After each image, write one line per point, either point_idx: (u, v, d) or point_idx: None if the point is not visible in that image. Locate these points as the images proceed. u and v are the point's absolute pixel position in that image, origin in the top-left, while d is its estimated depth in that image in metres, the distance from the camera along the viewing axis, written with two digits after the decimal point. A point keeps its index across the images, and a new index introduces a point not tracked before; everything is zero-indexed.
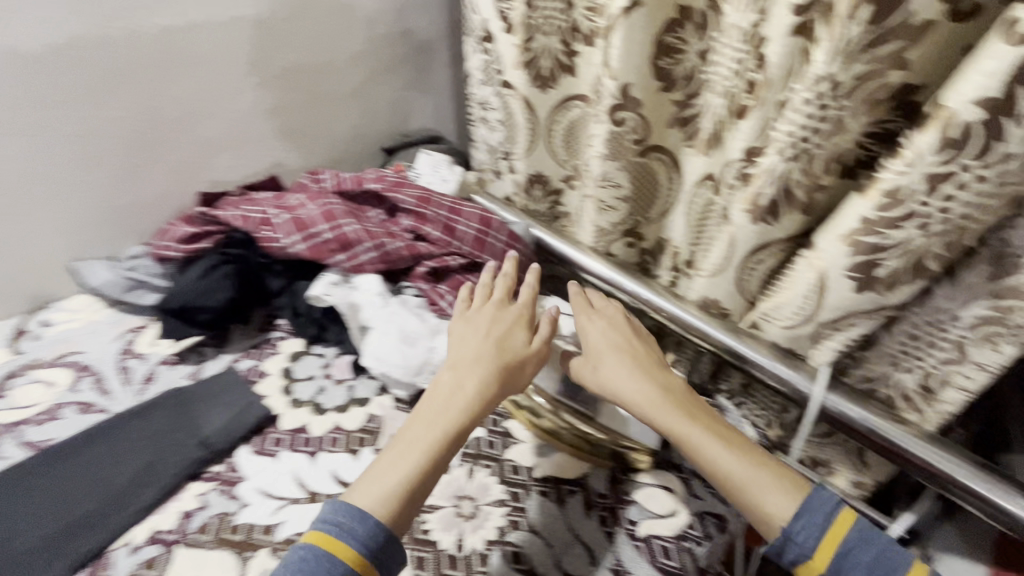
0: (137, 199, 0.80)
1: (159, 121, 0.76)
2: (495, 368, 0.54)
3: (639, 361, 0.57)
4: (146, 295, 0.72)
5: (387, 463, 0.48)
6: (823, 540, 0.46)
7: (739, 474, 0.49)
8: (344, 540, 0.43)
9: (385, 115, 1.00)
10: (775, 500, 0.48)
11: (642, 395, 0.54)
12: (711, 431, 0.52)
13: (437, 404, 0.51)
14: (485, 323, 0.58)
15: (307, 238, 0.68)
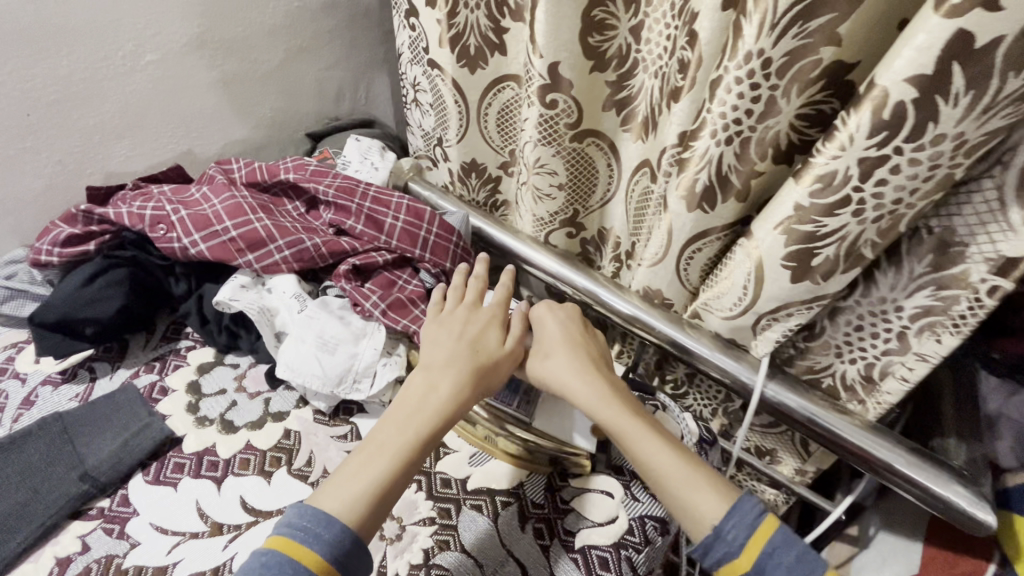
0: (16, 196, 0.71)
1: (33, 106, 0.66)
2: (472, 367, 0.51)
3: (590, 358, 0.54)
4: (26, 305, 0.63)
5: (355, 467, 0.44)
6: (752, 537, 0.42)
7: (677, 472, 0.46)
8: (309, 546, 0.39)
9: (311, 98, 0.92)
10: (709, 500, 0.44)
11: (587, 390, 0.51)
12: (651, 429, 0.49)
13: (410, 403, 0.48)
14: (460, 324, 0.54)
15: (209, 237, 0.61)
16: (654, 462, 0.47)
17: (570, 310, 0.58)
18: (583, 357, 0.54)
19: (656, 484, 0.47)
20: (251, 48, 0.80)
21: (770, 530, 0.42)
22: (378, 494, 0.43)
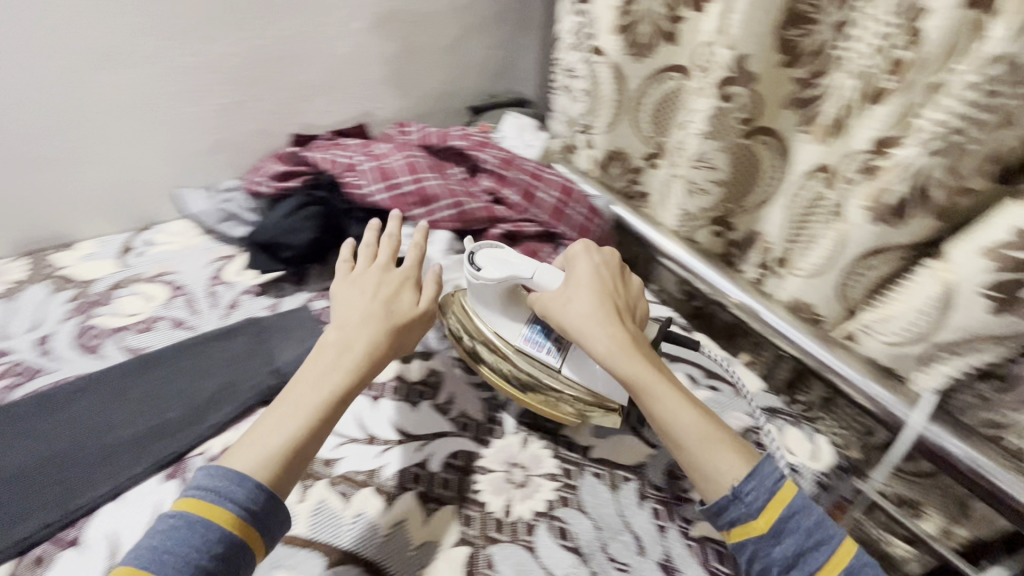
0: (239, 134, 0.82)
1: (265, 60, 0.77)
2: (386, 326, 0.49)
3: (611, 304, 0.52)
4: (237, 227, 0.75)
5: (265, 428, 0.42)
6: (771, 502, 0.42)
7: (697, 430, 0.45)
8: (221, 504, 0.37)
9: (473, 74, 0.98)
10: (727, 461, 0.44)
11: (608, 337, 0.49)
12: (668, 384, 0.48)
13: (323, 363, 0.45)
14: (371, 284, 0.53)
15: (389, 188, 0.68)
16: (671, 419, 0.46)
17: (606, 257, 0.56)
18: (606, 303, 0.51)
19: (672, 442, 0.46)
20: (433, 23, 0.87)
21: (790, 496, 0.43)
22: (295, 450, 0.41)
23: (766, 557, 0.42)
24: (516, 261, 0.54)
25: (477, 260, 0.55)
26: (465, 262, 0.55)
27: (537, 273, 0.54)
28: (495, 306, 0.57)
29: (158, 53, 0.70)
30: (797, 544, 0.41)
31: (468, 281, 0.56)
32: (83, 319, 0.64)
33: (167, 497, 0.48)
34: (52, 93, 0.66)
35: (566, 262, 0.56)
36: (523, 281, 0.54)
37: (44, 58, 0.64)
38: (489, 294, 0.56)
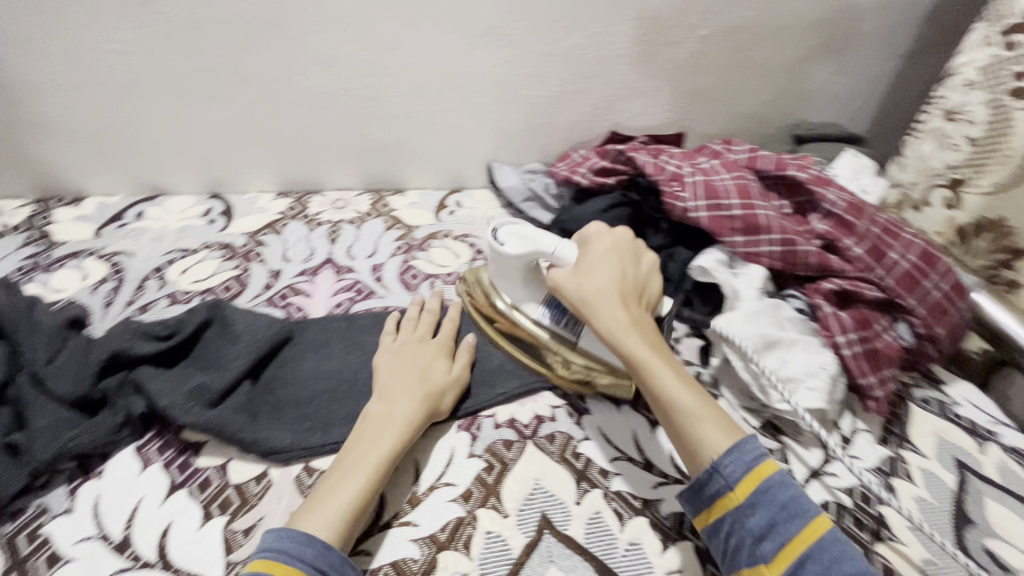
0: (559, 122, 0.83)
1: (606, 57, 0.77)
2: (424, 394, 0.50)
3: (621, 283, 0.50)
4: (538, 209, 0.80)
5: (323, 490, 0.42)
6: (748, 474, 0.40)
7: (689, 408, 0.43)
8: (293, 562, 0.38)
9: (802, 99, 0.88)
10: (716, 439, 0.42)
11: (616, 313, 0.48)
12: (664, 359, 0.46)
13: (367, 435, 0.46)
14: (408, 359, 0.53)
15: (713, 207, 0.63)
16: (665, 395, 0.44)
17: (618, 237, 0.53)
18: (615, 278, 0.50)
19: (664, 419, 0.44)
20: (784, 39, 0.79)
21: (767, 471, 0.40)
22: (353, 512, 0.42)
23: (743, 530, 0.39)
24: (538, 236, 0.52)
25: (502, 235, 0.54)
26: (489, 237, 0.54)
27: (560, 248, 0.53)
28: (517, 282, 0.55)
29: (528, 39, 0.72)
30: (771, 518, 0.38)
31: (492, 256, 0.55)
32: (406, 259, 0.73)
33: (460, 447, 0.51)
34: (435, 63, 0.72)
35: (580, 241, 0.54)
36: (545, 255, 0.53)
37: (447, 32, 0.70)
38: (511, 270, 0.54)
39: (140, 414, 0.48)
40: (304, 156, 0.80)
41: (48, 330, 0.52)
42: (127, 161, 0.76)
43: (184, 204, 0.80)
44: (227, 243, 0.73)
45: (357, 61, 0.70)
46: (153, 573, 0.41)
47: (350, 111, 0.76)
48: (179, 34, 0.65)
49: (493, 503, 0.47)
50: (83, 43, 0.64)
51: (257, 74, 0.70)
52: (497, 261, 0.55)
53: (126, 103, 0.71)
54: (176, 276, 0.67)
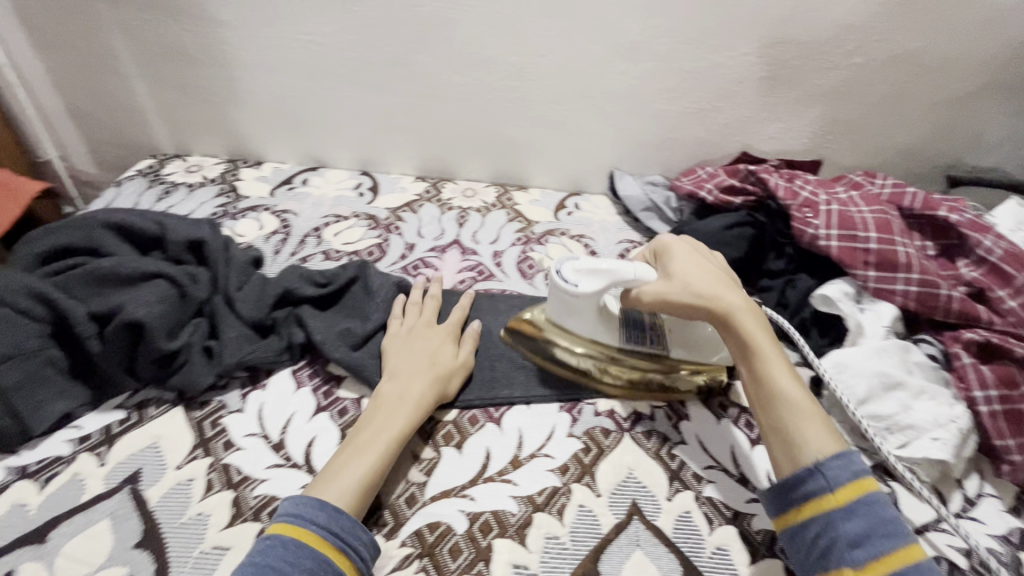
0: (687, 138, 0.84)
1: (747, 78, 0.77)
2: (433, 376, 0.53)
3: (730, 277, 0.52)
4: (655, 220, 0.80)
5: (340, 463, 0.46)
6: (853, 483, 0.41)
7: (800, 403, 0.45)
8: (307, 527, 0.41)
9: (960, 138, 0.81)
10: (830, 437, 0.43)
11: (737, 299, 0.49)
12: (779, 354, 0.47)
13: (379, 413, 0.50)
14: (418, 344, 0.56)
15: (846, 238, 0.62)
16: (783, 387, 0.45)
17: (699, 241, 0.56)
18: (724, 273, 0.52)
19: (777, 411, 0.45)
20: (947, 73, 0.75)
21: (872, 487, 0.41)
22: (368, 482, 0.45)
23: (834, 535, 0.40)
24: (608, 268, 0.51)
25: (570, 274, 0.53)
26: (559, 281, 0.53)
27: (638, 272, 0.51)
28: (593, 316, 0.55)
29: (671, 54, 0.75)
30: (867, 528, 0.39)
31: (565, 296, 0.54)
32: (524, 250, 0.78)
33: (560, 425, 0.55)
34: (577, 72, 0.77)
35: (658, 246, 0.55)
36: (625, 283, 0.52)
37: (593, 44, 0.74)
38: (588, 305, 0.54)
39: (299, 344, 0.57)
40: (444, 146, 0.88)
41: (239, 262, 0.62)
42: (301, 135, 0.89)
43: (340, 176, 0.90)
44: (372, 214, 0.82)
45: (508, 65, 0.77)
46: (299, 473, 0.48)
47: (491, 109, 0.83)
48: (363, 30, 0.76)
49: (587, 481, 0.50)
50: (288, 34, 0.77)
51: (419, 70, 0.79)
52: (565, 298, 0.54)
53: (309, 86, 0.83)
54: (330, 237, 0.77)
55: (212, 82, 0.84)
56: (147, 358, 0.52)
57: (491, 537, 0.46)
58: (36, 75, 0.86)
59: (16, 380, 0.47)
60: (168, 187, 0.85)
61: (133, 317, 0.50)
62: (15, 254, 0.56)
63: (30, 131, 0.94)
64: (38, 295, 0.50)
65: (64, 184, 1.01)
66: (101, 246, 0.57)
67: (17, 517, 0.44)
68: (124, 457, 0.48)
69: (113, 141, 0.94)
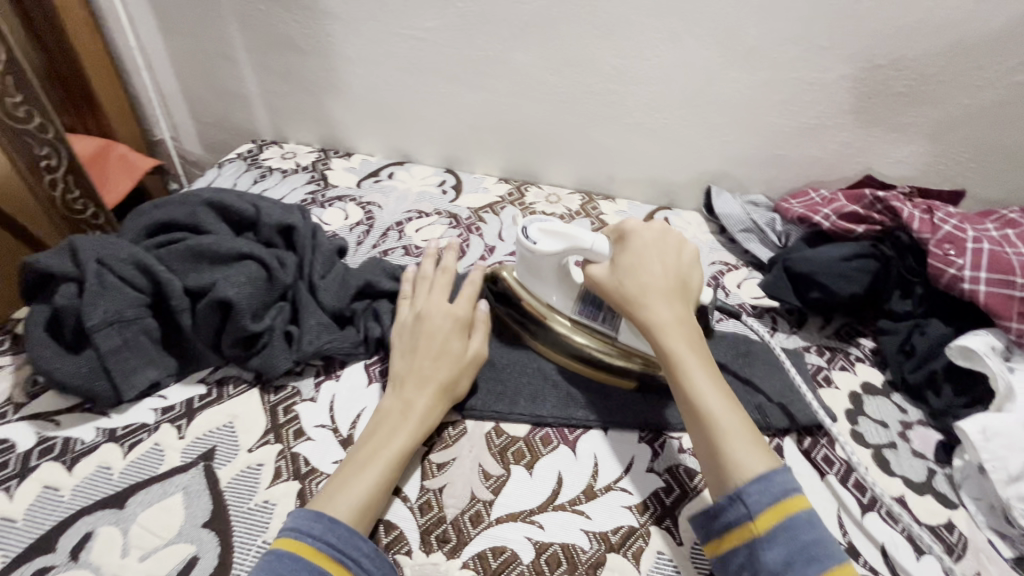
0: (799, 156, 0.76)
1: (879, 94, 0.69)
2: (436, 388, 0.49)
3: (670, 281, 0.48)
4: (755, 243, 0.73)
5: (340, 480, 0.43)
6: (772, 508, 0.38)
7: (719, 422, 0.42)
8: (300, 537, 0.39)
9: None
10: (751, 459, 0.40)
11: (662, 310, 0.47)
12: (705, 367, 0.45)
13: (378, 430, 0.46)
14: (424, 339, 0.51)
15: (999, 283, 0.53)
16: (706, 404, 0.43)
17: (660, 232, 0.51)
18: (666, 276, 0.48)
19: (698, 432, 0.43)
20: None
21: (795, 508, 0.38)
22: (372, 500, 0.42)
23: (757, 563, 0.37)
24: (572, 233, 0.51)
25: (532, 233, 0.52)
26: (520, 237, 0.52)
27: (596, 243, 0.51)
28: (549, 281, 0.54)
29: (793, 63, 0.68)
30: (789, 555, 0.37)
31: (524, 255, 0.53)
32: None
33: (640, 458, 0.50)
34: (683, 79, 0.72)
35: (618, 233, 0.52)
36: (582, 251, 0.51)
37: (705, 49, 0.69)
38: (544, 268, 0.53)
39: (375, 338, 0.56)
40: (531, 147, 0.86)
41: (324, 250, 0.62)
42: (391, 128, 0.90)
43: (425, 172, 0.90)
44: (454, 213, 0.81)
45: (609, 68, 0.73)
46: None
47: (586, 113, 0.79)
48: (464, 26, 0.75)
49: (667, 526, 0.45)
50: (391, 28, 0.78)
51: (516, 68, 0.77)
52: (524, 258, 0.54)
53: (405, 81, 0.83)
54: (412, 232, 0.76)
55: (314, 72, 0.86)
56: (232, 337, 0.52)
57: (560, 573, 0.42)
58: (160, 59, 0.92)
59: (114, 345, 0.49)
60: (265, 172, 0.88)
61: (225, 296, 0.51)
62: (125, 224, 0.59)
63: (150, 112, 1.01)
64: (142, 265, 0.52)
65: (174, 163, 1.08)
66: (200, 223, 0.58)
67: (101, 479, 0.45)
68: (202, 432, 0.49)
69: (219, 125, 0.99)
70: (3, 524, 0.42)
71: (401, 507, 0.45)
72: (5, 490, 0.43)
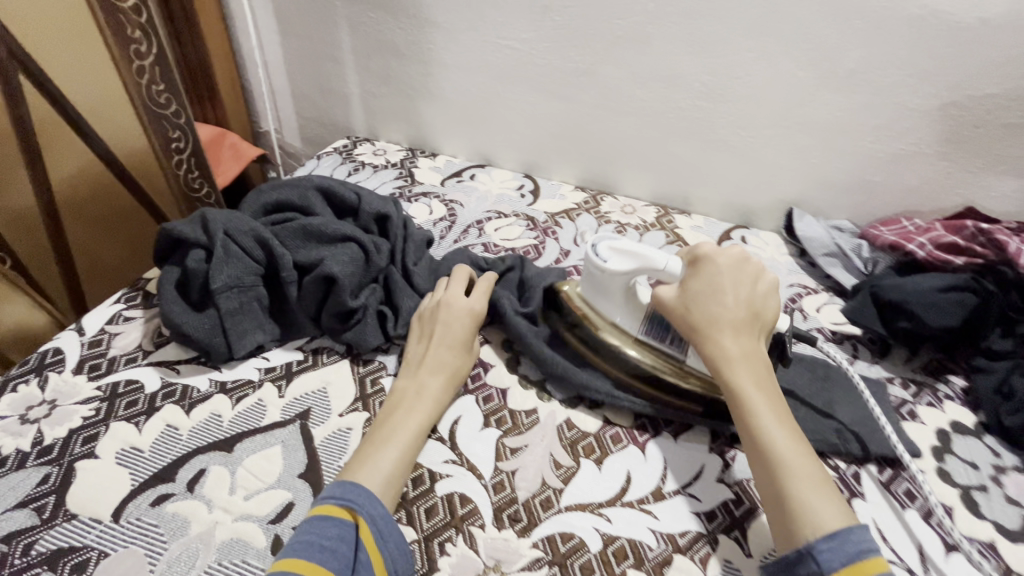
0: (893, 183, 0.73)
1: (986, 123, 0.66)
2: (448, 377, 0.52)
3: (742, 311, 0.47)
4: (838, 268, 0.72)
5: (364, 463, 0.44)
6: (848, 566, 0.35)
7: (789, 465, 0.40)
8: (336, 502, 0.41)
9: None
10: (825, 510, 0.38)
11: (731, 344, 0.46)
12: (773, 405, 0.44)
13: (397, 411, 0.49)
14: (442, 335, 0.54)
15: None
16: (774, 445, 0.41)
17: (733, 255, 0.50)
18: (737, 305, 0.47)
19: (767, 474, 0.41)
20: None
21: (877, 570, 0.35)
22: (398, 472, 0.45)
23: None
24: (646, 252, 0.50)
25: (602, 250, 0.52)
26: (589, 254, 0.52)
27: (669, 264, 0.50)
28: (616, 299, 0.53)
29: (895, 88, 0.67)
30: None
31: (591, 272, 0.53)
32: None
33: (710, 467, 0.50)
34: (775, 98, 0.72)
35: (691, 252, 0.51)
36: (654, 272, 0.51)
37: (802, 69, 0.69)
38: (612, 287, 0.52)
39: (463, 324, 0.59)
40: (610, 159, 0.87)
41: (416, 239, 0.66)
42: (476, 132, 0.94)
43: (504, 175, 0.93)
44: (532, 216, 0.83)
45: (699, 84, 0.74)
46: (442, 447, 0.50)
47: (670, 128, 0.80)
48: (560, 40, 0.78)
49: (736, 536, 0.45)
50: (487, 38, 0.82)
51: (604, 81, 0.79)
52: (593, 276, 0.53)
53: (496, 88, 0.87)
54: (491, 231, 0.80)
55: (412, 76, 0.92)
56: (333, 310, 0.57)
57: (626, 566, 0.43)
58: (275, 59, 1.01)
59: (233, 307, 0.55)
60: (358, 166, 0.94)
61: (331, 272, 0.55)
62: (246, 201, 0.65)
63: (260, 107, 1.10)
64: (260, 239, 0.57)
65: (275, 153, 1.17)
66: (310, 206, 0.64)
67: (213, 424, 0.50)
68: (299, 393, 0.53)
69: (320, 121, 1.07)
70: (132, 453, 0.47)
71: (475, 483, 0.48)
72: (135, 424, 0.49)
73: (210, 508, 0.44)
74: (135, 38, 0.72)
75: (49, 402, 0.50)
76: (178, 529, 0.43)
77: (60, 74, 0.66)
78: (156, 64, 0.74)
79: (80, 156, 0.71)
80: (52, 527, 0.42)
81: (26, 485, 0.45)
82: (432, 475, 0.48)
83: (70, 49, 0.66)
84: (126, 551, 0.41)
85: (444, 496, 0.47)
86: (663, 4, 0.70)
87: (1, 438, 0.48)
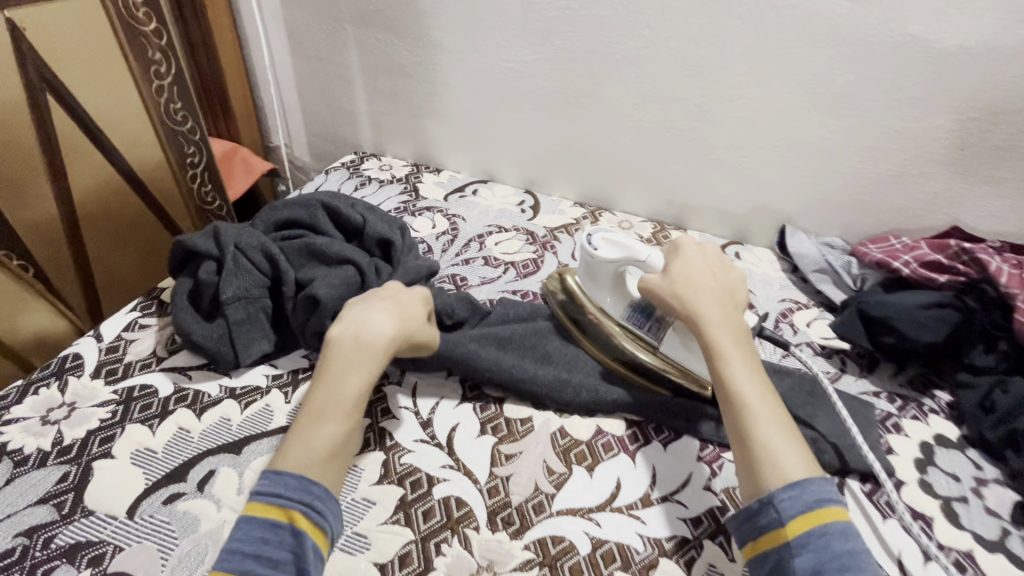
0: (883, 203, 0.76)
1: (971, 146, 0.68)
2: (397, 333, 0.51)
3: (722, 290, 0.53)
4: (828, 284, 0.74)
5: (297, 445, 0.44)
6: (804, 514, 0.39)
7: (758, 420, 0.44)
8: (272, 503, 0.41)
9: None
10: (790, 461, 0.42)
11: (713, 312, 0.51)
12: (750, 367, 0.48)
13: (337, 372, 0.48)
14: (395, 304, 0.54)
15: None
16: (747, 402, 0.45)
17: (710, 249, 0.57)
18: (718, 286, 0.53)
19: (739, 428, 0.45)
20: None
21: (831, 519, 0.39)
22: (332, 448, 0.45)
23: (787, 569, 0.38)
24: (633, 244, 0.57)
25: (596, 242, 0.59)
26: (584, 244, 0.59)
27: (651, 256, 0.57)
28: (605, 286, 0.59)
29: (883, 111, 0.69)
30: (820, 563, 0.37)
31: (585, 261, 0.59)
32: None
33: (698, 475, 0.52)
34: (767, 120, 0.75)
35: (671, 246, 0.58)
36: (638, 263, 0.57)
37: (792, 93, 0.72)
38: (602, 275, 0.59)
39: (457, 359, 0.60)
40: (608, 176, 0.90)
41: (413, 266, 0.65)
42: (479, 149, 0.97)
43: (506, 191, 0.96)
44: (531, 230, 0.86)
45: (693, 106, 0.77)
46: (440, 453, 0.53)
47: (666, 147, 0.83)
48: (560, 63, 0.82)
49: (720, 542, 0.47)
50: (490, 60, 0.86)
51: (602, 101, 0.82)
52: (587, 265, 0.60)
53: (498, 107, 0.90)
54: (491, 245, 0.82)
55: (418, 95, 0.96)
56: (317, 330, 0.58)
57: (614, 568, 0.45)
58: (288, 77, 1.05)
59: (240, 318, 0.57)
60: (364, 181, 0.97)
61: (317, 293, 0.57)
62: (258, 214, 0.69)
63: (272, 122, 1.14)
64: (269, 254, 0.60)
65: (284, 167, 1.20)
66: (318, 224, 0.67)
67: (222, 428, 0.52)
68: (305, 399, 0.56)
69: (328, 136, 1.10)
70: (146, 454, 0.50)
71: (471, 488, 0.50)
72: (149, 426, 0.52)
73: (218, 507, 0.46)
74: (155, 59, 0.76)
75: (68, 405, 0.53)
76: (188, 526, 0.45)
77: (86, 93, 0.70)
78: (174, 84, 0.79)
79: (100, 170, 0.74)
80: (71, 522, 0.45)
81: (46, 482, 0.47)
82: (430, 479, 0.50)
83: (97, 70, 0.70)
84: (139, 546, 0.43)
85: (441, 499, 0.49)
86: (659, 30, 0.74)
87: (23, 438, 0.50)
